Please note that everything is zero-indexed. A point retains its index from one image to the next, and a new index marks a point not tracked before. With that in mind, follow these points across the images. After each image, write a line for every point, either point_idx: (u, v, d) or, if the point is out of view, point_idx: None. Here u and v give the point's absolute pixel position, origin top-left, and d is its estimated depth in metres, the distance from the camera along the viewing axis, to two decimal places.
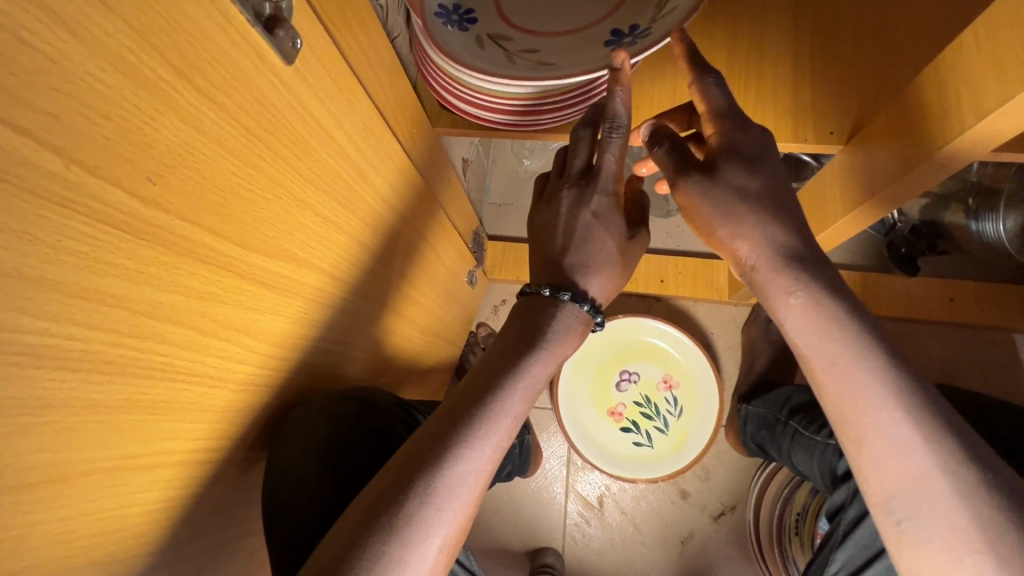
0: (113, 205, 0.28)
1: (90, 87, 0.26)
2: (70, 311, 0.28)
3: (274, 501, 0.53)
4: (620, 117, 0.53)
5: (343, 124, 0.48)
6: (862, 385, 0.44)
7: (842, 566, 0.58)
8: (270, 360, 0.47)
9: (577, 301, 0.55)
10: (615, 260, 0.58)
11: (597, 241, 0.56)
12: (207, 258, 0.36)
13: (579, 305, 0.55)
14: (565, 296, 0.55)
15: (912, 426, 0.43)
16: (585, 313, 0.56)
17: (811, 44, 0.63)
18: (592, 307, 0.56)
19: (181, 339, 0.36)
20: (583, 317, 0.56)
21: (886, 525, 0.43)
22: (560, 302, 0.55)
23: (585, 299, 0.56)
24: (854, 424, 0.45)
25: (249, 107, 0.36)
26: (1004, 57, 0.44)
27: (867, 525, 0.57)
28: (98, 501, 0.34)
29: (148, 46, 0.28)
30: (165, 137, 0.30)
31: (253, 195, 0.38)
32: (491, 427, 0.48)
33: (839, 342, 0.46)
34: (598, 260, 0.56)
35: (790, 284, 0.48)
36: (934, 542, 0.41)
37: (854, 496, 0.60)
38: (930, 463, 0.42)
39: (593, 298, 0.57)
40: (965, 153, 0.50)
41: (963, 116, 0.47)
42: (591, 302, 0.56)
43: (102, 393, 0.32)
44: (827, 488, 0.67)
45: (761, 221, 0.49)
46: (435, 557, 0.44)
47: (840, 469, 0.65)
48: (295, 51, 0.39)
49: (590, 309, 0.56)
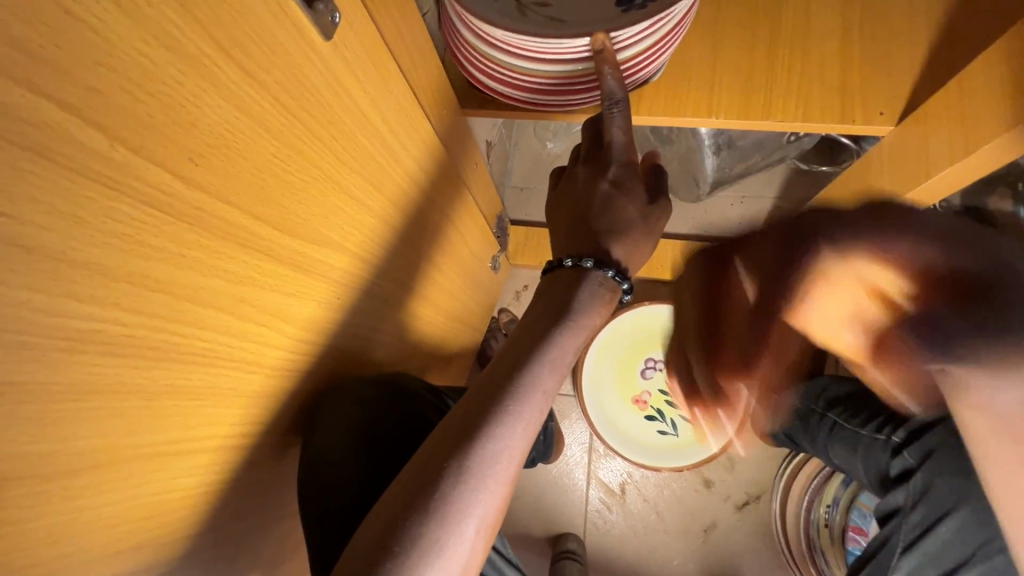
0: (157, 186, 0.27)
1: (133, 61, 0.25)
2: (115, 296, 0.27)
3: (311, 486, 0.53)
4: (616, 92, 0.52)
5: (379, 104, 0.46)
6: None
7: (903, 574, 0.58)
8: (303, 345, 0.46)
9: (601, 268, 0.52)
10: (640, 227, 0.55)
11: (617, 209, 0.54)
12: (245, 242, 0.35)
13: (604, 272, 0.52)
14: (587, 263, 0.52)
15: None
16: (611, 281, 0.53)
17: (860, 19, 0.60)
18: (619, 273, 0.53)
19: (221, 325, 0.35)
20: (609, 284, 0.53)
21: None
22: (584, 270, 0.53)
23: (609, 263, 0.53)
24: None
25: (288, 85, 0.35)
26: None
27: (936, 534, 0.56)
28: (141, 488, 0.34)
29: (191, 18, 0.27)
30: (206, 116, 0.29)
31: (291, 176, 0.37)
32: (521, 404, 0.47)
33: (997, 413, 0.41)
34: (620, 226, 0.54)
35: None
36: None
37: (914, 501, 0.59)
38: None
39: (621, 263, 0.53)
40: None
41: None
42: (618, 268, 0.53)
43: (145, 380, 0.31)
44: (875, 489, 0.68)
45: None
46: (475, 536, 0.44)
47: (892, 471, 0.64)
48: (333, 25, 0.37)
49: (616, 276, 0.53)
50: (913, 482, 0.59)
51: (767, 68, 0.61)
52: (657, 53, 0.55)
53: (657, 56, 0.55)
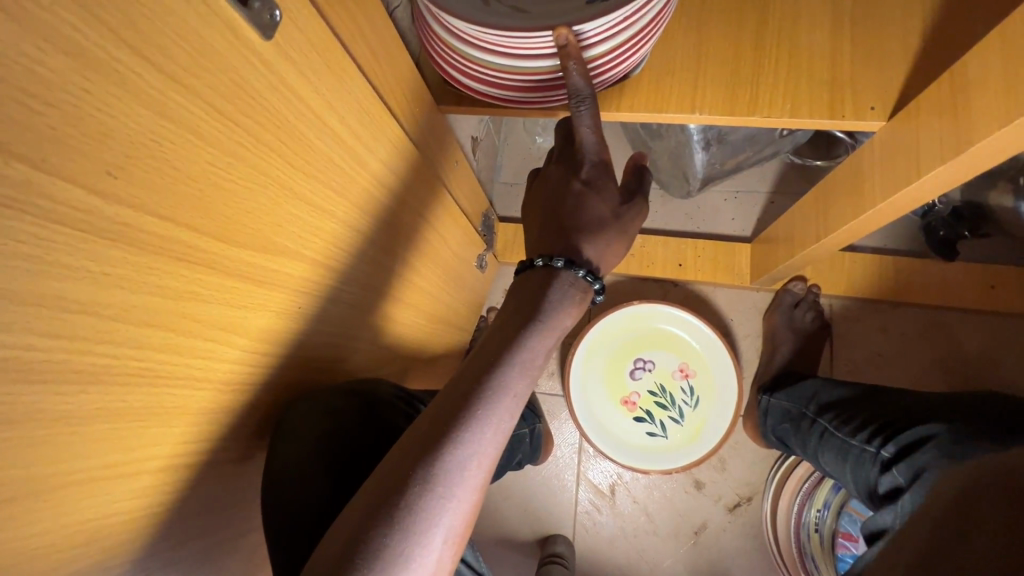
0: (69, 202, 0.26)
1: (26, 69, 0.23)
2: (26, 319, 0.26)
3: (274, 500, 0.50)
4: (583, 89, 0.49)
5: (335, 104, 0.44)
6: None
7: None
8: (260, 357, 0.45)
9: (572, 267, 0.50)
10: (613, 226, 0.52)
11: (588, 209, 0.52)
12: (185, 256, 0.33)
13: (575, 272, 0.50)
14: (558, 263, 0.50)
15: None
16: (582, 280, 0.51)
17: (851, 9, 0.58)
18: (590, 272, 0.51)
19: (160, 342, 0.34)
20: (581, 285, 0.51)
21: None
22: (554, 270, 0.50)
23: (581, 264, 0.51)
24: None
25: (224, 89, 0.33)
26: None
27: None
28: (76, 514, 0.32)
29: (97, 21, 0.25)
30: (126, 126, 0.27)
31: (234, 184, 0.35)
32: (489, 409, 0.44)
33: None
34: (591, 226, 0.51)
35: None
36: None
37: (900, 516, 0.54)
38: None
39: (592, 262, 0.51)
40: (1010, 146, 0.45)
41: (1007, 107, 0.43)
42: (589, 267, 0.51)
43: (72, 405, 0.30)
44: (864, 498, 0.63)
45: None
46: (441, 549, 0.41)
47: (879, 486, 0.60)
48: (274, 24, 0.35)
49: (587, 275, 0.51)
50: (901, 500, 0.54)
51: (753, 62, 0.58)
52: (639, 44, 0.52)
53: (639, 48, 0.53)
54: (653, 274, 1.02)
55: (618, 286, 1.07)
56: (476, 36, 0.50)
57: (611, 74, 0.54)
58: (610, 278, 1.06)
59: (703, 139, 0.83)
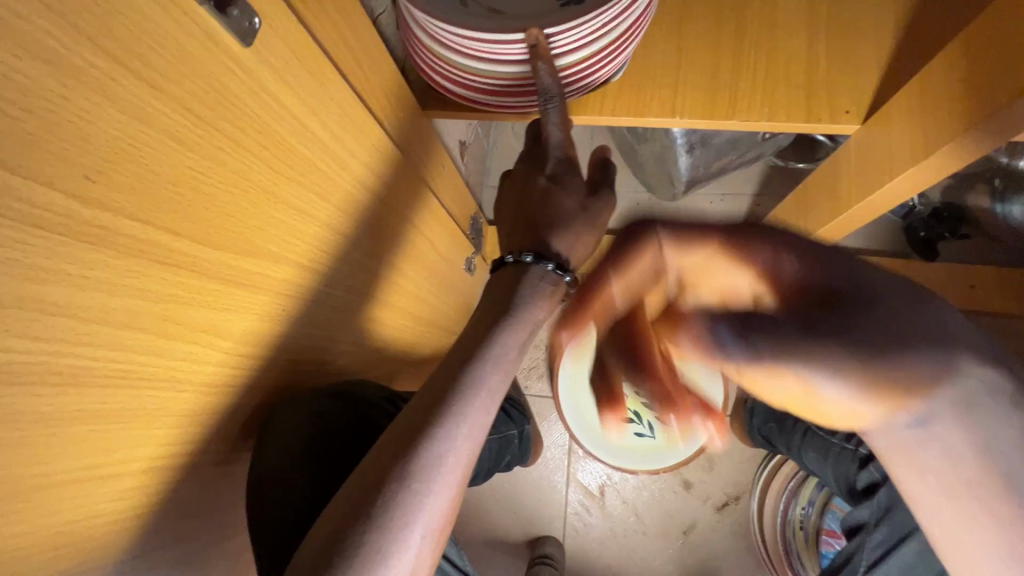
0: (46, 206, 0.26)
1: (5, 77, 0.23)
2: (4, 322, 0.26)
3: (260, 501, 0.51)
4: (551, 88, 0.51)
5: (317, 110, 0.45)
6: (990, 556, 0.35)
7: None
8: (243, 359, 0.45)
9: (541, 261, 0.52)
10: (581, 219, 0.53)
11: (556, 204, 0.53)
12: (167, 260, 0.34)
13: (544, 265, 0.52)
14: (528, 258, 0.52)
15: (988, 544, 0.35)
16: (552, 274, 0.52)
17: (827, 15, 0.59)
18: (560, 265, 0.52)
19: (140, 345, 0.34)
20: (551, 278, 0.52)
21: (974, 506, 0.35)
22: (525, 265, 0.52)
23: (550, 257, 0.52)
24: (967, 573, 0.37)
25: (204, 95, 0.34)
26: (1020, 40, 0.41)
27: (899, 555, 0.55)
28: (56, 515, 0.33)
29: (75, 29, 0.26)
30: (103, 131, 0.28)
31: (214, 188, 0.36)
32: (465, 402, 0.45)
33: (913, 392, 0.35)
34: (560, 220, 0.53)
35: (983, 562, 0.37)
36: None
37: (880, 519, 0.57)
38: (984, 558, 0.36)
39: (561, 255, 0.53)
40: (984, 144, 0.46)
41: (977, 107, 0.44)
42: (558, 261, 0.52)
43: (50, 406, 0.30)
44: (845, 494, 0.65)
45: None
46: (421, 543, 0.41)
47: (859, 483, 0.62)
48: (253, 31, 0.36)
49: (557, 268, 0.52)
50: (877, 497, 0.59)
51: (732, 67, 0.60)
52: (618, 52, 0.53)
53: (618, 56, 0.53)
54: None
55: None
56: (458, 41, 0.50)
57: (591, 81, 0.55)
58: None
59: (687, 143, 0.84)
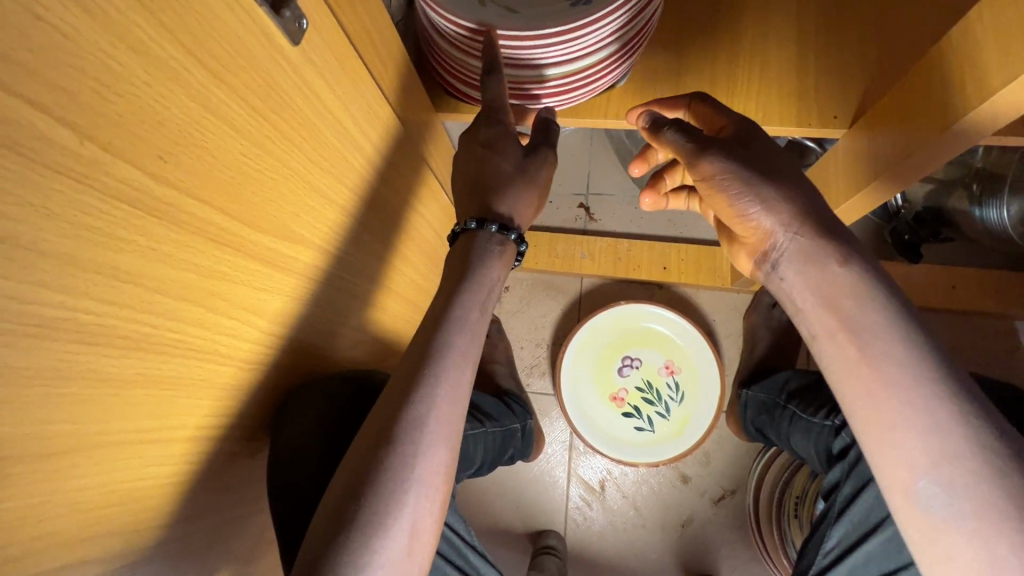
0: (124, 180, 0.29)
1: (103, 63, 0.27)
2: (85, 286, 0.29)
3: (282, 481, 0.53)
4: (493, 62, 0.52)
5: (346, 105, 0.48)
6: (902, 406, 0.42)
7: (837, 542, 0.58)
8: (274, 338, 0.48)
9: (485, 226, 0.53)
10: (517, 180, 0.55)
11: (492, 169, 0.54)
12: (217, 238, 0.37)
13: (488, 229, 0.53)
14: (472, 225, 0.53)
15: (900, 399, 0.42)
16: (497, 236, 0.53)
17: (816, 26, 0.63)
18: (503, 226, 0.53)
19: (191, 317, 0.37)
20: (498, 240, 0.53)
21: (867, 365, 0.43)
22: (472, 232, 0.53)
23: (491, 219, 0.53)
24: (875, 433, 0.43)
25: (254, 86, 0.37)
26: (1007, 38, 0.44)
27: (862, 501, 0.57)
28: (112, 475, 0.35)
29: (157, 22, 0.29)
30: (175, 115, 0.31)
31: (257, 173, 0.39)
32: (434, 364, 0.47)
33: (850, 289, 0.45)
34: (498, 183, 0.54)
35: (896, 427, 0.42)
36: (901, 419, 0.42)
37: (848, 472, 0.60)
38: (899, 417, 0.42)
39: (504, 217, 0.54)
40: (966, 138, 0.50)
41: (966, 98, 0.47)
42: (501, 222, 0.54)
43: (116, 368, 0.32)
44: (823, 467, 0.68)
45: (978, 442, 0.40)
46: (420, 500, 0.44)
47: (834, 447, 0.65)
48: (301, 31, 0.39)
49: (501, 230, 0.53)
50: (848, 455, 0.61)
51: (728, 76, 0.64)
52: (621, 60, 0.57)
53: (622, 61, 0.57)
54: (638, 276, 1.07)
55: (605, 288, 1.11)
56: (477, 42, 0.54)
57: (598, 85, 0.58)
58: (595, 280, 1.11)
59: None
